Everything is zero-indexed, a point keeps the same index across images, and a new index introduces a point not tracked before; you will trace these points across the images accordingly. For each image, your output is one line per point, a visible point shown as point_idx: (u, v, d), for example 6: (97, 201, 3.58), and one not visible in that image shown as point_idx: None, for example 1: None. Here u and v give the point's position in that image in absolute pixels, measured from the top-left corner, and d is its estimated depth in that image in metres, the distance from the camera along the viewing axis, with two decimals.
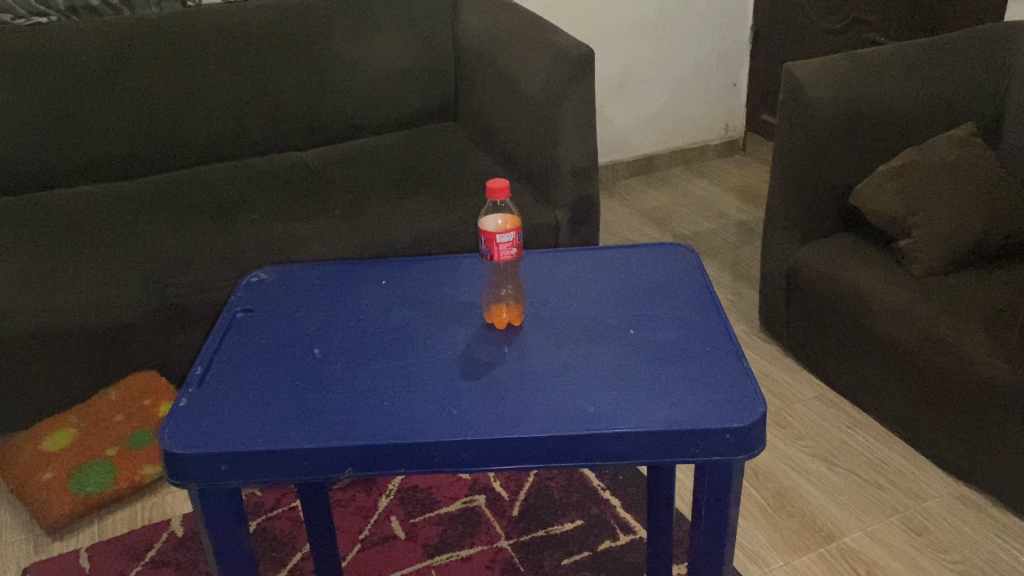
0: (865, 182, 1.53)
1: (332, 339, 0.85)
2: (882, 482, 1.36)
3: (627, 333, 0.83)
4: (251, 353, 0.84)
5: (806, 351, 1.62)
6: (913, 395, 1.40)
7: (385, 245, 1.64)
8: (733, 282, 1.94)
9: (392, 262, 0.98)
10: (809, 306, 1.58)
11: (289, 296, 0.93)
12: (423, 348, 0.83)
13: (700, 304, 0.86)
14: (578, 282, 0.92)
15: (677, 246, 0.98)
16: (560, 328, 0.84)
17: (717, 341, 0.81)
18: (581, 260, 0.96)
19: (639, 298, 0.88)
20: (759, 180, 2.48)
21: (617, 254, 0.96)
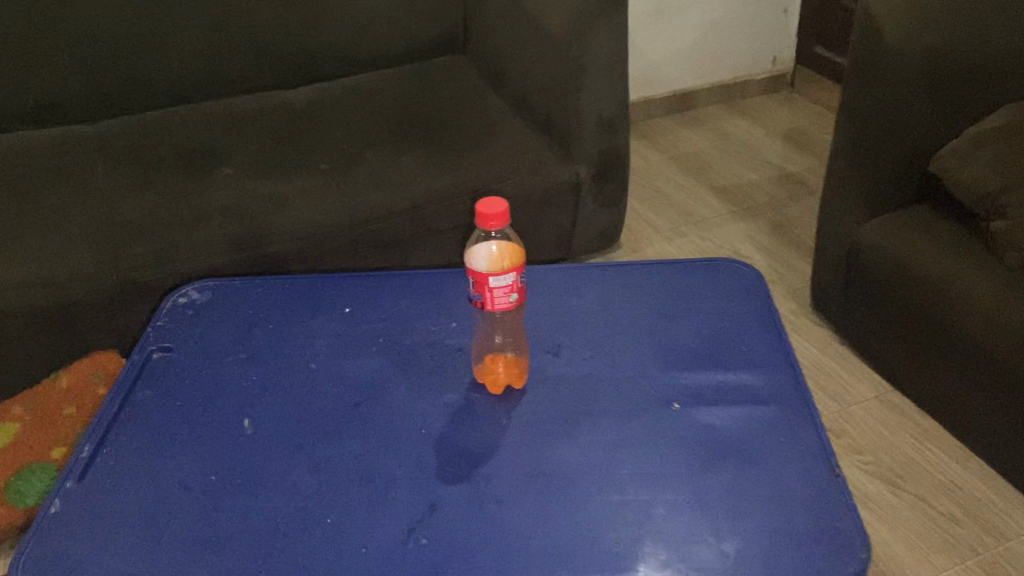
0: (950, 148, 1.27)
1: (274, 398, 0.86)
2: (954, 512, 1.16)
3: (670, 411, 0.83)
4: (187, 410, 0.85)
5: (866, 343, 1.39)
6: (996, 412, 1.18)
7: (378, 207, 1.42)
8: (779, 247, 1.70)
9: (346, 289, 1.01)
10: (873, 290, 1.34)
11: (222, 339, 0.94)
12: (418, 405, 0.84)
13: (766, 373, 0.87)
14: (621, 338, 0.92)
15: (732, 293, 0.99)
16: (607, 399, 0.85)
17: (791, 432, 0.81)
18: (609, 302, 0.98)
19: (689, 365, 0.89)
20: (807, 121, 2.20)
21: (655, 303, 0.97)
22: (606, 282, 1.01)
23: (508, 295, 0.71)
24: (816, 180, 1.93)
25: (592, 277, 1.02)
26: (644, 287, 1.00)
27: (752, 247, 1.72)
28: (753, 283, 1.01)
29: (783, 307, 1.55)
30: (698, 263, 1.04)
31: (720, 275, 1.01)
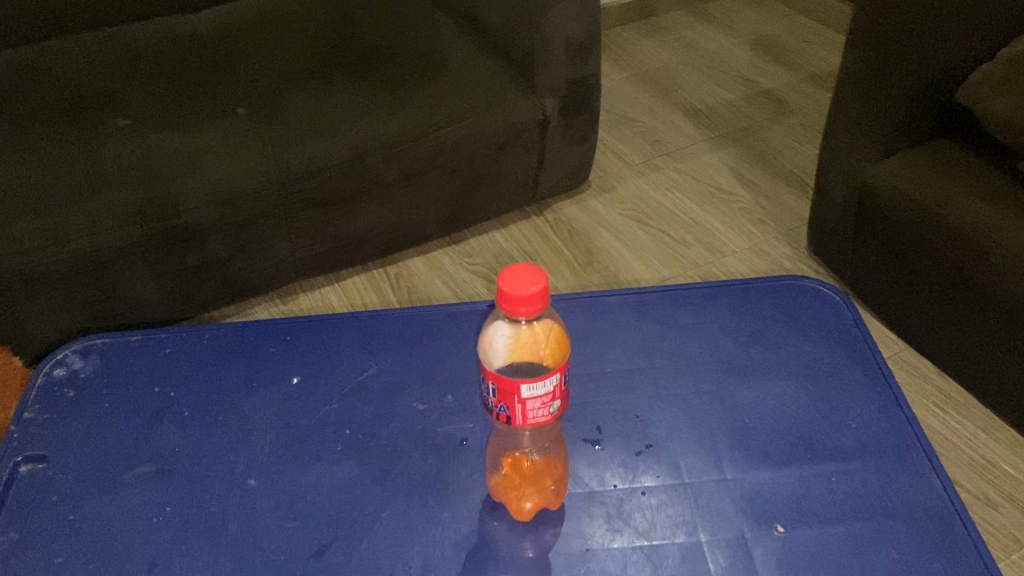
0: (980, 73, 1.09)
1: (205, 536, 0.71)
2: (991, 496, 1.04)
3: (774, 535, 0.70)
4: (80, 554, 0.71)
5: (878, 296, 1.24)
6: None
7: (310, 162, 1.19)
8: (765, 180, 1.53)
9: (286, 355, 0.88)
10: (887, 239, 1.18)
11: (118, 447, 0.79)
12: (415, 542, 0.70)
13: (892, 474, 0.74)
14: (692, 421, 0.79)
15: (824, 343, 0.86)
16: (692, 517, 0.71)
17: (939, 566, 0.68)
18: (660, 365, 0.85)
19: (790, 465, 0.75)
20: (780, 28, 2.00)
21: (712, 361, 0.85)
22: (649, 330, 0.88)
23: (545, 406, 0.61)
24: (797, 98, 1.75)
25: (626, 327, 0.89)
26: (716, 352, 0.86)
27: (735, 180, 1.54)
28: (850, 325, 0.88)
29: (777, 253, 1.38)
30: (770, 299, 0.91)
31: (818, 333, 0.87)
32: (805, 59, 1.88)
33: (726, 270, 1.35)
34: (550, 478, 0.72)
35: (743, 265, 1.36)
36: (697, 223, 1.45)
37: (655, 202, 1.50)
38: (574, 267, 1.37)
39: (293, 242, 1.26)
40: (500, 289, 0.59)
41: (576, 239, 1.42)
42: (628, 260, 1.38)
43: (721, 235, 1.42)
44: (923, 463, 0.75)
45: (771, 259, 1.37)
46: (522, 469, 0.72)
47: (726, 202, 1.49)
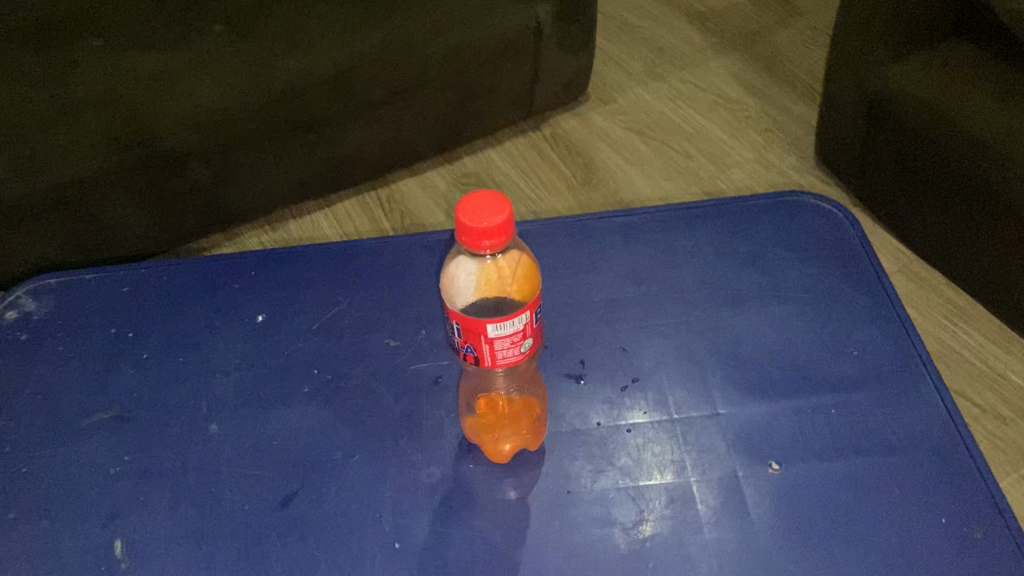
0: None
1: (165, 485, 0.71)
2: (999, 409, 1.01)
3: (769, 472, 0.70)
4: (37, 508, 0.70)
5: (887, 205, 1.20)
6: None
7: (293, 80, 1.13)
8: (773, 87, 1.47)
9: (251, 292, 0.86)
10: (897, 146, 1.13)
11: (77, 393, 0.78)
12: (393, 480, 0.70)
13: (896, 406, 0.73)
14: (683, 353, 0.78)
15: (825, 265, 0.85)
16: (684, 452, 0.71)
17: (936, 499, 0.68)
18: (651, 293, 0.84)
19: (783, 395, 0.75)
20: None
21: (702, 287, 0.84)
22: (637, 257, 0.87)
23: (516, 345, 0.58)
24: None
25: (614, 253, 0.87)
26: (708, 281, 0.84)
27: (741, 88, 1.47)
28: (852, 244, 0.86)
29: (783, 163, 1.33)
30: (766, 219, 0.90)
31: (813, 257, 0.86)
32: None
33: (730, 182, 1.31)
34: (528, 418, 0.72)
35: (747, 177, 1.31)
36: (700, 134, 1.39)
37: (657, 112, 1.44)
38: (572, 185, 1.33)
39: (281, 165, 1.22)
40: (458, 219, 0.55)
41: (574, 155, 1.38)
42: (628, 174, 1.33)
43: (725, 146, 1.37)
44: (926, 392, 0.74)
45: (776, 170, 1.32)
46: (497, 408, 0.70)
47: (731, 111, 1.43)
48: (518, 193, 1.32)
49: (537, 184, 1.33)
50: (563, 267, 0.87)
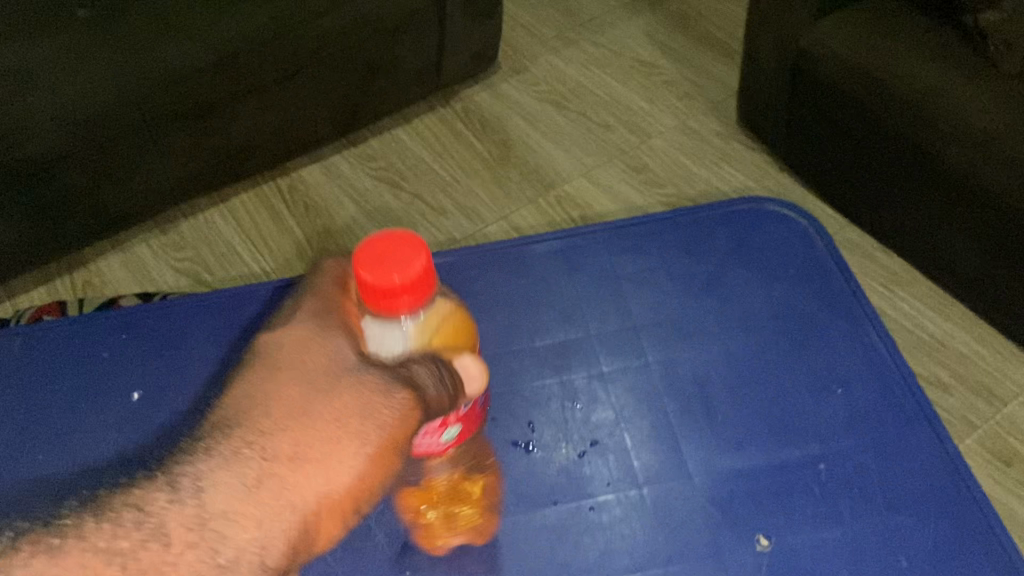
0: None
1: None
2: (942, 377, 1.00)
3: (756, 539, 0.65)
4: None
5: (815, 171, 1.16)
6: (990, 275, 0.98)
7: (168, 71, 1.01)
8: (687, 46, 1.41)
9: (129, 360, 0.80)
10: (822, 108, 1.09)
11: None
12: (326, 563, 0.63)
13: (895, 456, 0.69)
14: (644, 403, 0.73)
15: (792, 283, 0.81)
16: (657, 522, 0.66)
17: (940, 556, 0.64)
18: (597, 331, 0.78)
19: (761, 446, 0.70)
20: None
21: (655, 321, 0.79)
22: (583, 289, 0.82)
23: (437, 431, 0.56)
24: None
25: (561, 284, 0.82)
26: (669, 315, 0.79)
27: (655, 49, 1.41)
28: (821, 255, 0.83)
29: (705, 129, 1.28)
30: (722, 232, 0.85)
31: (770, 275, 0.82)
32: None
33: (653, 152, 1.25)
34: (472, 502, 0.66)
35: (669, 146, 1.26)
36: (617, 102, 1.33)
37: (571, 80, 1.37)
38: (489, 165, 1.25)
39: (168, 163, 1.11)
40: (361, 275, 0.52)
41: (488, 132, 1.29)
42: (547, 150, 1.26)
43: (645, 113, 1.31)
44: (916, 424, 0.71)
45: (700, 137, 1.27)
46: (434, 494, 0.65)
47: (647, 75, 1.37)
48: (432, 177, 1.23)
49: (452, 166, 1.25)
50: (501, 303, 0.81)
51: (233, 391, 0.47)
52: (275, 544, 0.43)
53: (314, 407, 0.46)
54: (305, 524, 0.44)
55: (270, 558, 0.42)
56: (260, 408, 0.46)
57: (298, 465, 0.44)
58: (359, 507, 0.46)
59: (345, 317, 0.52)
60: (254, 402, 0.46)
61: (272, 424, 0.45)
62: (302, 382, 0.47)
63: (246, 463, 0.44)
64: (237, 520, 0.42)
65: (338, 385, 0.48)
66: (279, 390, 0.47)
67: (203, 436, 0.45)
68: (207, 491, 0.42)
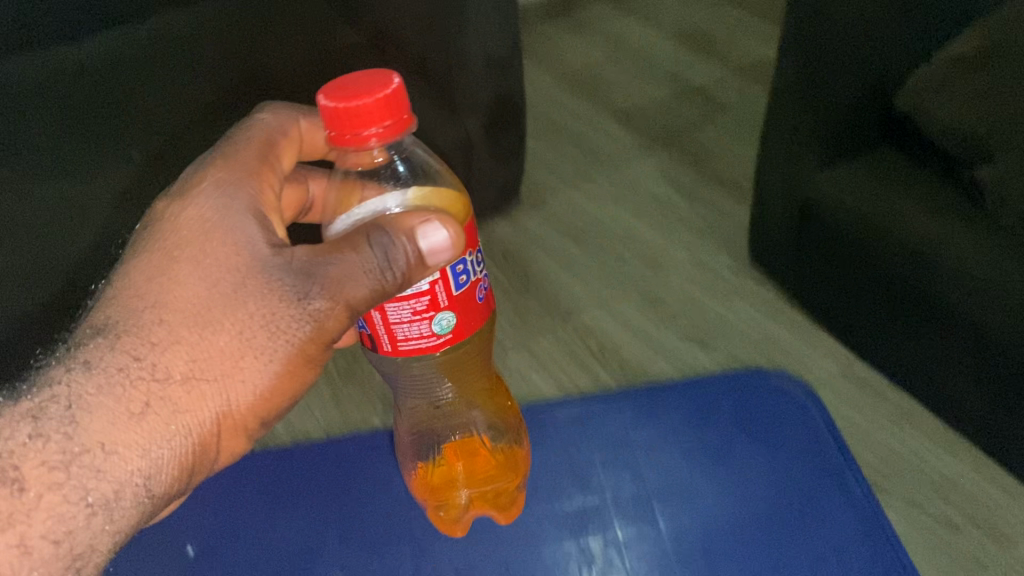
0: (917, 77, 1.03)
1: None
2: (952, 517, 1.01)
3: None
4: None
5: (825, 309, 1.20)
6: (999, 416, 1.00)
7: None
8: (701, 184, 1.48)
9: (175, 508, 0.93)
10: (830, 250, 1.14)
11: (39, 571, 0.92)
12: None
13: None
14: (658, 566, 0.80)
15: (793, 461, 0.88)
16: None
17: None
18: (614, 497, 0.87)
19: None
20: (703, 18, 1.98)
21: (657, 494, 0.86)
22: (602, 461, 0.91)
23: (424, 319, 0.53)
24: (726, 92, 1.70)
25: (578, 447, 0.92)
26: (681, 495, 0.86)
27: (670, 187, 1.48)
28: (825, 442, 0.90)
29: (718, 264, 1.34)
30: (731, 403, 0.96)
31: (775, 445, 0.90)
32: (732, 48, 1.84)
33: (667, 286, 1.30)
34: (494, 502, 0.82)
35: (683, 280, 1.31)
36: (633, 236, 1.39)
37: (589, 215, 1.44)
38: (510, 295, 1.30)
39: None
40: (324, 106, 0.48)
41: (510, 263, 1.35)
42: (565, 281, 1.32)
43: (660, 248, 1.37)
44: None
45: (713, 272, 1.33)
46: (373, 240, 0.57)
47: (662, 211, 1.44)
48: None
49: None
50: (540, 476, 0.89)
51: (128, 275, 0.50)
52: (164, 473, 0.47)
53: (215, 316, 0.48)
54: (199, 443, 0.49)
55: (156, 487, 0.47)
56: (154, 300, 0.48)
57: (194, 388, 0.48)
58: (254, 423, 0.51)
59: (255, 204, 0.55)
60: (148, 295, 0.49)
61: (163, 335, 0.47)
62: (193, 264, 0.50)
63: (132, 387, 0.46)
64: (120, 452, 0.45)
65: (238, 300, 0.49)
66: (177, 294, 0.49)
67: (89, 340, 0.47)
68: (82, 418, 0.45)
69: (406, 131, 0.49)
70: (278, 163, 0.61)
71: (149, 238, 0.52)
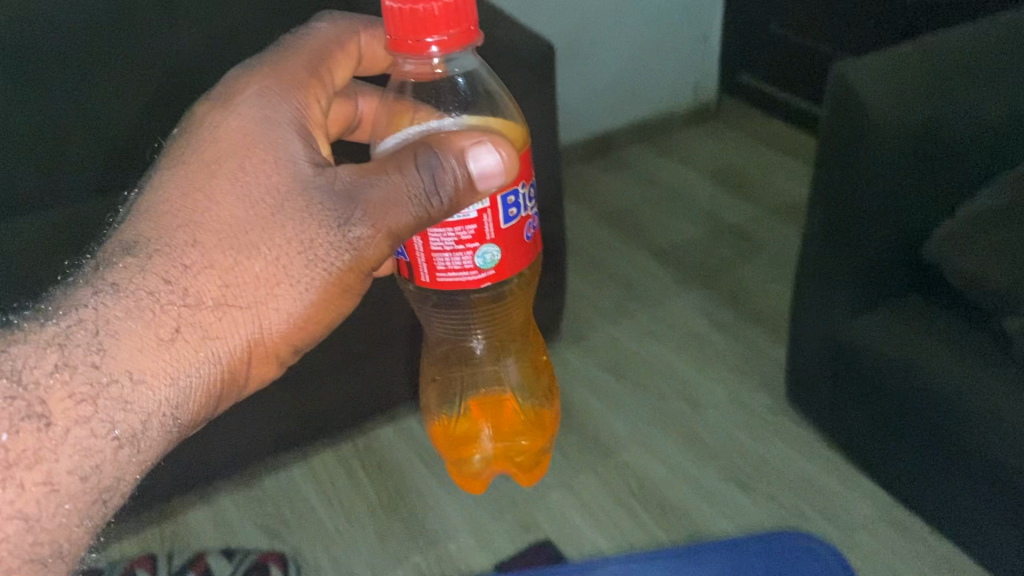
0: (944, 230, 1.06)
1: None
2: None
3: None
4: None
5: (862, 452, 1.21)
6: None
7: None
8: (738, 322, 1.52)
9: None
10: (867, 391, 1.16)
11: None
12: None
13: None
14: None
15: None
16: None
17: None
18: None
19: None
20: (737, 159, 2.07)
21: None
22: None
23: (467, 251, 0.61)
24: (762, 232, 1.76)
25: None
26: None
27: (708, 325, 1.53)
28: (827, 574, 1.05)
29: (756, 403, 1.36)
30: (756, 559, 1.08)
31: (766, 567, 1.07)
32: (766, 189, 1.92)
33: (705, 426, 1.33)
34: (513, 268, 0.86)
35: (720, 419, 1.34)
36: (671, 373, 1.43)
37: (628, 351, 1.48)
38: None
39: (266, 427, 1.20)
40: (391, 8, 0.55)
41: None
42: (604, 418, 1.35)
43: (697, 385, 1.40)
44: None
45: (751, 411, 1.35)
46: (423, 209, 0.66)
47: (700, 348, 1.47)
48: None
49: None
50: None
51: (163, 188, 0.56)
52: (187, 402, 0.54)
53: (250, 240, 0.55)
54: (228, 370, 0.56)
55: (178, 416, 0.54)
56: (195, 208, 0.55)
57: (225, 313, 0.54)
58: (285, 349, 0.59)
59: (299, 119, 0.61)
60: (185, 215, 0.55)
61: (197, 258, 0.54)
62: (232, 185, 0.56)
63: (163, 313, 0.52)
64: (149, 381, 0.52)
65: (275, 225, 0.55)
66: (215, 216, 0.55)
67: (119, 259, 0.53)
68: (110, 348, 0.51)
69: (471, 42, 0.56)
70: (324, 77, 0.69)
71: (190, 150, 0.58)
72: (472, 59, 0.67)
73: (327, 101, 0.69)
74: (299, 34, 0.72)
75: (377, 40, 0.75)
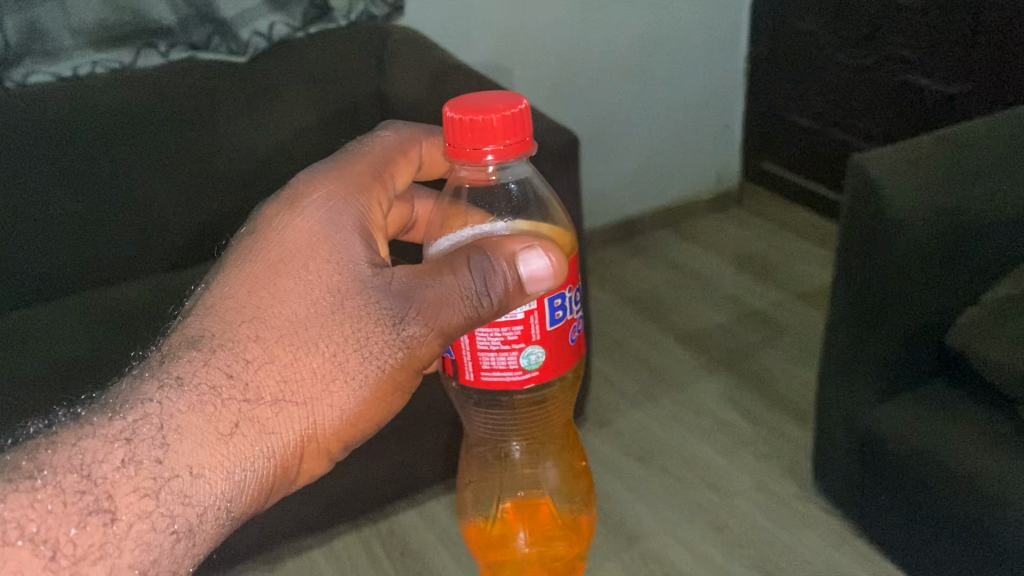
0: (968, 317, 1.06)
1: None
2: None
3: None
4: None
5: (893, 543, 1.19)
6: None
7: None
8: (764, 408, 1.52)
9: None
10: (897, 482, 1.14)
11: None
12: None
13: None
14: None
15: None
16: None
17: None
18: None
19: None
20: (761, 245, 2.09)
21: None
22: None
23: (513, 350, 0.64)
24: (787, 318, 1.77)
25: None
26: None
27: (734, 410, 1.52)
28: None
29: (784, 490, 1.35)
30: None
31: None
32: (790, 274, 1.93)
33: (733, 513, 1.31)
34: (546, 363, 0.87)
35: (749, 506, 1.32)
36: (697, 459, 1.42)
37: (654, 436, 1.47)
38: None
39: (291, 507, 1.20)
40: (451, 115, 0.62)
41: None
42: (629, 504, 1.34)
43: (724, 472, 1.39)
44: None
45: (779, 499, 1.33)
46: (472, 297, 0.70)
47: (726, 434, 1.47)
48: None
49: None
50: None
51: (229, 284, 0.59)
52: (244, 491, 0.56)
53: (309, 337, 0.58)
54: (281, 465, 0.58)
55: (235, 504, 0.55)
56: (257, 303, 0.58)
57: (282, 409, 0.57)
58: (334, 444, 0.61)
59: (361, 222, 0.65)
60: (250, 311, 0.58)
61: (257, 353, 0.56)
62: (293, 280, 0.59)
63: (224, 406, 0.54)
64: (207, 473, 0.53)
65: (335, 321, 0.58)
66: (277, 310, 0.58)
67: (185, 353, 0.56)
68: (174, 441, 0.53)
69: (525, 153, 0.62)
70: (387, 179, 0.73)
71: (256, 248, 0.61)
72: (524, 167, 0.72)
73: (388, 204, 0.73)
74: (364, 141, 0.77)
75: (437, 148, 0.79)
